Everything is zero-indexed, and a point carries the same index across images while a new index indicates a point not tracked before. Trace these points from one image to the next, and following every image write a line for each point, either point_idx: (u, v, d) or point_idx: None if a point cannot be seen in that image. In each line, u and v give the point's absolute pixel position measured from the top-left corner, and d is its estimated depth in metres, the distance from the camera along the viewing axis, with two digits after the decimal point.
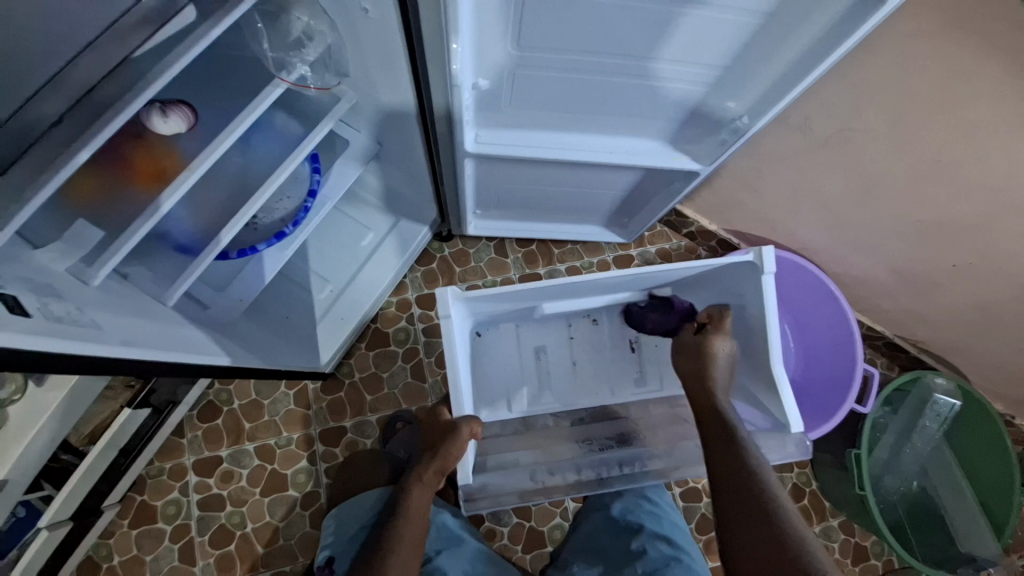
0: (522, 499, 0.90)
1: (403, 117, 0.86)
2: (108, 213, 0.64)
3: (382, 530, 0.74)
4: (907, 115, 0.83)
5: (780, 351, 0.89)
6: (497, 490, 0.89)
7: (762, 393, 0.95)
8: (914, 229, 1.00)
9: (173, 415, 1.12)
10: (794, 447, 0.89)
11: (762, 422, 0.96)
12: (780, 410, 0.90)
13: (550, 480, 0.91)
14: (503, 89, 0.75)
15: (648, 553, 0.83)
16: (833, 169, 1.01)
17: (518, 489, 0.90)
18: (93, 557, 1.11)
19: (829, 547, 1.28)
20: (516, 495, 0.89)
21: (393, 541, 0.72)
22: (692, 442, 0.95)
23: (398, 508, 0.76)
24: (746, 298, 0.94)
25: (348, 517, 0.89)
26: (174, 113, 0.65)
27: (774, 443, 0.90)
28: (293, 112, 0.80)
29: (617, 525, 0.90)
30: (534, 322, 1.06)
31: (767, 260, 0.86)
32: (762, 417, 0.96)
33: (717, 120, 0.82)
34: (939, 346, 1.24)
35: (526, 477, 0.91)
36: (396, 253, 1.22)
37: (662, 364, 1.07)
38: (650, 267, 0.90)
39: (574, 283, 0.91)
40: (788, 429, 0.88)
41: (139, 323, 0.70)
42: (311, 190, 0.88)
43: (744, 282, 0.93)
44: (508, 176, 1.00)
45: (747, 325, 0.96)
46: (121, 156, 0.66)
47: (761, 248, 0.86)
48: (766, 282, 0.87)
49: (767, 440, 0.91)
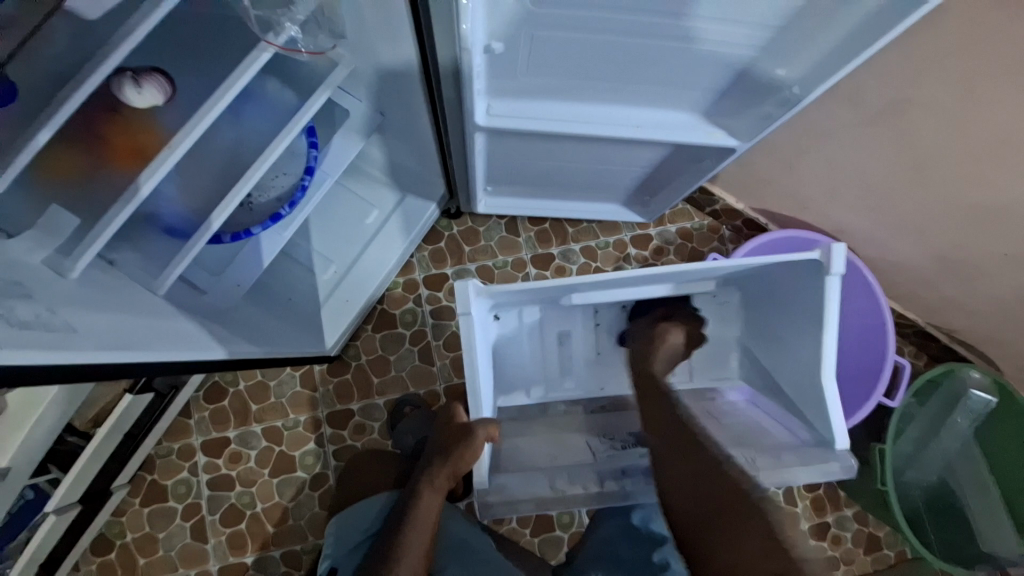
0: (539, 507, 0.82)
1: (407, 85, 0.77)
2: (87, 197, 0.59)
3: (389, 536, 0.72)
4: (974, 88, 0.73)
5: (835, 363, 0.84)
6: (511, 495, 0.82)
7: (802, 395, 0.91)
8: (967, 214, 0.91)
9: (178, 397, 1.11)
10: (840, 467, 0.83)
11: (801, 433, 0.93)
12: (826, 425, 0.86)
13: (570, 489, 0.82)
14: (519, 51, 0.65)
15: (672, 566, 0.82)
16: (883, 147, 0.91)
17: (534, 497, 0.82)
18: (106, 534, 1.13)
19: (841, 536, 1.26)
20: (532, 502, 0.82)
21: (400, 547, 0.70)
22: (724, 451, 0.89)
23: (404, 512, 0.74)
24: (801, 300, 0.89)
25: (351, 521, 0.86)
26: (148, 83, 0.57)
27: (815, 458, 0.85)
28: (286, 80, 0.72)
29: (637, 534, 0.88)
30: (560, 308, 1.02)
31: (836, 260, 0.81)
32: (802, 430, 0.92)
33: (762, 90, 0.72)
34: (975, 337, 1.17)
35: (545, 484, 0.83)
36: (402, 231, 1.16)
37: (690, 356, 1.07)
38: (695, 263, 0.85)
39: (613, 279, 0.85)
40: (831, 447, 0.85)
41: (125, 318, 0.65)
42: (308, 166, 0.81)
43: (805, 287, 0.88)
44: (522, 150, 0.92)
45: (795, 327, 0.92)
46: (97, 133, 0.60)
47: (829, 246, 0.81)
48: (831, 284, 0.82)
49: (807, 454, 0.86)
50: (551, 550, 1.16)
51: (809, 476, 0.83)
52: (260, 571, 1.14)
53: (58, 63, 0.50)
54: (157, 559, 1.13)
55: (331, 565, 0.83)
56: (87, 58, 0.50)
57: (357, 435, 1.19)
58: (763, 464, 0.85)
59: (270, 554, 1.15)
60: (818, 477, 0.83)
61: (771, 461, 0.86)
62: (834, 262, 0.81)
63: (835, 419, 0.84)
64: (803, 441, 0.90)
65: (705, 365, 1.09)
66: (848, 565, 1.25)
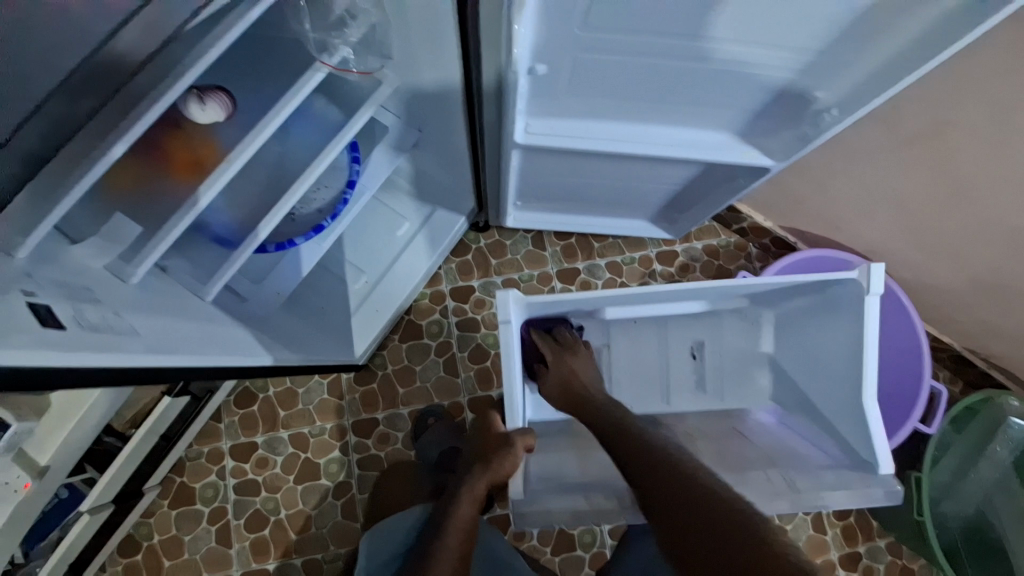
0: (575, 518, 0.82)
1: (448, 103, 0.79)
2: (147, 207, 0.62)
3: (423, 546, 0.71)
4: (1017, 114, 0.72)
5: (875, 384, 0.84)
6: (547, 507, 0.82)
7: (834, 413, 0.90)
8: (1007, 238, 0.89)
9: (211, 401, 1.13)
10: (881, 492, 0.81)
11: (835, 451, 0.92)
12: (865, 446, 0.85)
13: (604, 504, 0.82)
14: (561, 73, 0.67)
15: None
16: (917, 170, 0.91)
17: (571, 508, 0.82)
18: (135, 534, 1.15)
19: (874, 568, 1.21)
20: (568, 514, 0.81)
21: (434, 555, 0.68)
22: (762, 474, 0.88)
23: (440, 522, 0.74)
24: (830, 316, 0.90)
25: (386, 537, 0.86)
26: (212, 100, 0.61)
27: (855, 480, 0.84)
28: (334, 98, 0.75)
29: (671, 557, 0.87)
30: (592, 322, 1.05)
31: (874, 278, 0.81)
32: (837, 449, 0.91)
33: (802, 110, 0.73)
34: (1016, 363, 1.13)
35: (580, 497, 0.84)
36: (430, 244, 1.18)
37: (722, 374, 1.06)
38: (729, 280, 0.86)
39: (645, 293, 0.86)
40: (872, 469, 0.83)
41: (176, 323, 0.68)
42: (349, 180, 0.84)
43: (841, 304, 0.88)
44: (554, 167, 0.93)
45: (818, 336, 0.92)
46: (158, 146, 0.63)
47: (869, 265, 0.81)
48: (870, 304, 0.82)
49: (847, 478, 0.85)
50: (571, 570, 1.15)
51: (851, 501, 0.82)
52: None
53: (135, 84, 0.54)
54: (182, 561, 1.15)
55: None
56: (159, 79, 0.53)
57: (381, 445, 1.20)
58: (802, 483, 0.85)
59: (292, 562, 1.15)
60: (860, 503, 0.82)
61: (810, 481, 0.85)
62: (874, 280, 0.81)
63: (878, 443, 0.82)
64: (841, 461, 0.90)
65: (737, 384, 1.06)
66: None
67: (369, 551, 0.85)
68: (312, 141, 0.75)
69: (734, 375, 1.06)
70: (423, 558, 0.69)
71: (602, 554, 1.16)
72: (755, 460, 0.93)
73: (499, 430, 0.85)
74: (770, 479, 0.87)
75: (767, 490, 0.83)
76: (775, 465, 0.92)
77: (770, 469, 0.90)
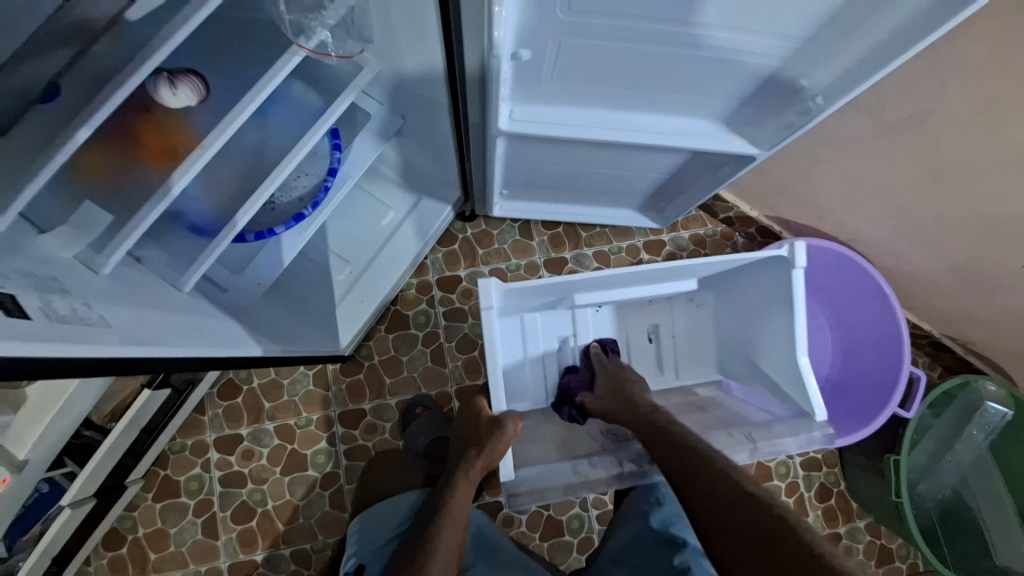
0: (566, 493, 0.83)
1: (430, 87, 0.77)
2: (119, 195, 0.60)
3: (422, 530, 0.73)
4: (997, 103, 0.73)
5: (806, 342, 0.89)
6: (538, 484, 0.84)
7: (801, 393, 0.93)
8: (986, 226, 0.90)
9: (193, 394, 1.12)
10: (821, 435, 0.88)
11: (780, 410, 0.98)
12: (803, 398, 0.91)
13: (592, 473, 0.85)
14: (545, 60, 0.66)
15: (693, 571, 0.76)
16: (899, 159, 0.92)
17: (561, 483, 0.83)
18: (118, 528, 1.14)
19: (853, 547, 1.25)
20: (559, 489, 0.83)
21: (435, 540, 0.70)
22: (723, 433, 0.93)
23: (439, 507, 0.76)
24: (767, 291, 0.95)
25: (374, 524, 0.87)
26: (183, 84, 0.59)
27: (800, 428, 0.90)
28: (313, 83, 0.73)
29: (656, 537, 0.84)
30: (558, 311, 1.06)
31: (799, 255, 0.88)
32: (784, 408, 0.98)
33: (788, 97, 0.73)
34: (991, 349, 1.16)
35: (568, 471, 0.85)
36: (415, 234, 1.16)
37: (679, 356, 1.10)
38: (693, 260, 0.91)
39: (616, 275, 0.90)
40: (811, 417, 0.90)
41: (152, 314, 0.66)
42: (330, 168, 0.83)
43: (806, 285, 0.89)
44: (541, 155, 0.92)
45: None
46: (129, 131, 0.61)
47: (792, 244, 0.88)
48: (795, 278, 0.88)
49: (794, 426, 0.91)
50: (560, 555, 1.16)
51: (797, 446, 0.88)
52: (269, 569, 1.14)
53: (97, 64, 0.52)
54: (168, 554, 1.14)
55: (359, 562, 0.82)
56: (127, 60, 0.51)
57: (368, 435, 1.20)
58: (759, 437, 0.89)
59: (281, 552, 1.15)
60: (804, 446, 0.88)
61: (765, 434, 0.90)
62: (797, 257, 0.87)
63: (812, 394, 0.88)
64: (785, 416, 0.96)
65: (692, 364, 1.10)
66: None
67: (358, 540, 0.85)
68: (293, 128, 0.73)
69: (693, 355, 1.10)
70: (423, 541, 0.70)
71: (590, 539, 1.17)
72: (715, 424, 0.98)
73: (485, 413, 0.84)
74: (730, 436, 0.92)
75: (728, 443, 0.89)
76: (738, 426, 0.96)
77: (731, 429, 0.94)
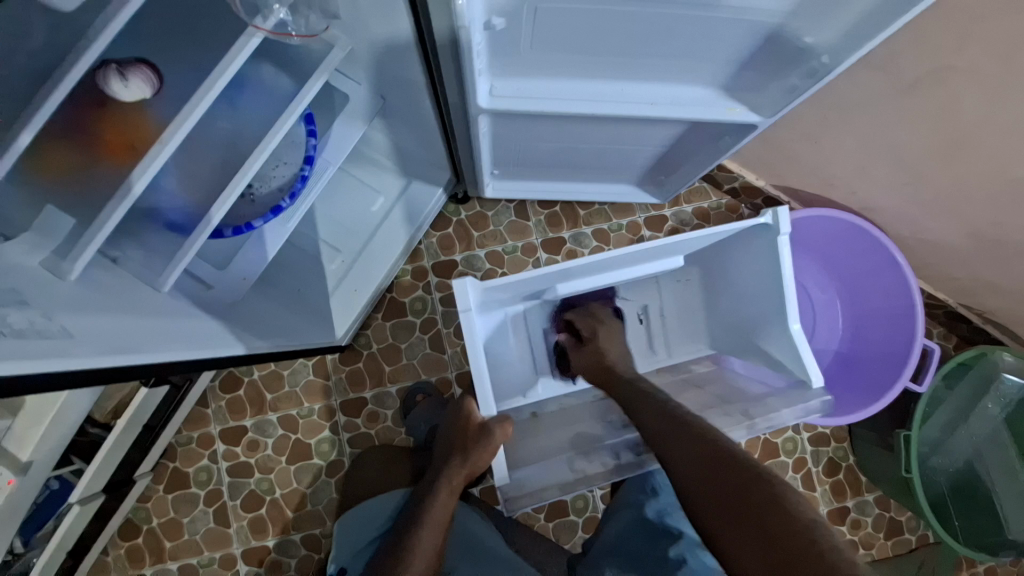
0: (564, 491, 0.85)
1: (403, 60, 0.71)
2: (83, 197, 0.58)
3: (404, 537, 0.76)
4: (1021, 56, 0.66)
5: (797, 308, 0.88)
6: (535, 486, 0.85)
7: (784, 358, 0.92)
8: (1007, 190, 0.84)
9: (193, 388, 1.12)
10: (817, 403, 0.88)
11: (780, 383, 0.97)
12: (796, 364, 0.90)
13: (588, 468, 0.86)
14: (522, 26, 0.60)
15: (689, 562, 0.77)
16: (916, 119, 0.84)
17: (558, 481, 0.85)
18: (134, 519, 1.17)
19: (861, 521, 1.24)
20: (558, 488, 0.84)
21: (416, 548, 0.74)
22: (722, 413, 0.91)
23: (420, 513, 0.79)
24: (759, 271, 0.93)
25: (369, 514, 0.93)
26: (134, 75, 0.56)
27: (795, 398, 0.90)
28: (281, 65, 0.70)
29: (652, 527, 0.85)
30: (543, 301, 1.05)
31: (782, 221, 0.85)
32: (780, 379, 0.97)
33: (792, 57, 0.66)
34: (1010, 317, 1.11)
35: (565, 468, 0.86)
36: (405, 220, 1.13)
37: (669, 334, 1.09)
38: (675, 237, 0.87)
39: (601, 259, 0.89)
40: (808, 386, 0.89)
41: (128, 320, 0.65)
42: (307, 156, 0.79)
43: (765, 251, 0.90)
44: (528, 132, 0.87)
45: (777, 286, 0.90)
46: (87, 128, 0.58)
47: (775, 209, 0.85)
48: (784, 244, 0.86)
49: (790, 397, 0.91)
50: (564, 534, 1.17)
51: (794, 417, 0.88)
52: (281, 554, 1.17)
53: (38, 63, 0.49)
54: (183, 542, 1.17)
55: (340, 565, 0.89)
56: (67, 55, 0.48)
57: (371, 423, 1.20)
58: (755, 413, 0.89)
59: (291, 538, 1.18)
60: (801, 416, 0.88)
61: (761, 408, 0.90)
62: (781, 223, 0.84)
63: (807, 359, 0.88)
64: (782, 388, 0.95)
65: (685, 339, 1.10)
66: (867, 549, 1.23)
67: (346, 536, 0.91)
68: (265, 116, 0.69)
69: (683, 335, 1.10)
70: (401, 548, 0.74)
71: (595, 518, 1.18)
72: (711, 403, 0.96)
73: (477, 417, 0.83)
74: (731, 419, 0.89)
75: (727, 424, 0.88)
76: (731, 402, 0.95)
77: (726, 407, 0.93)
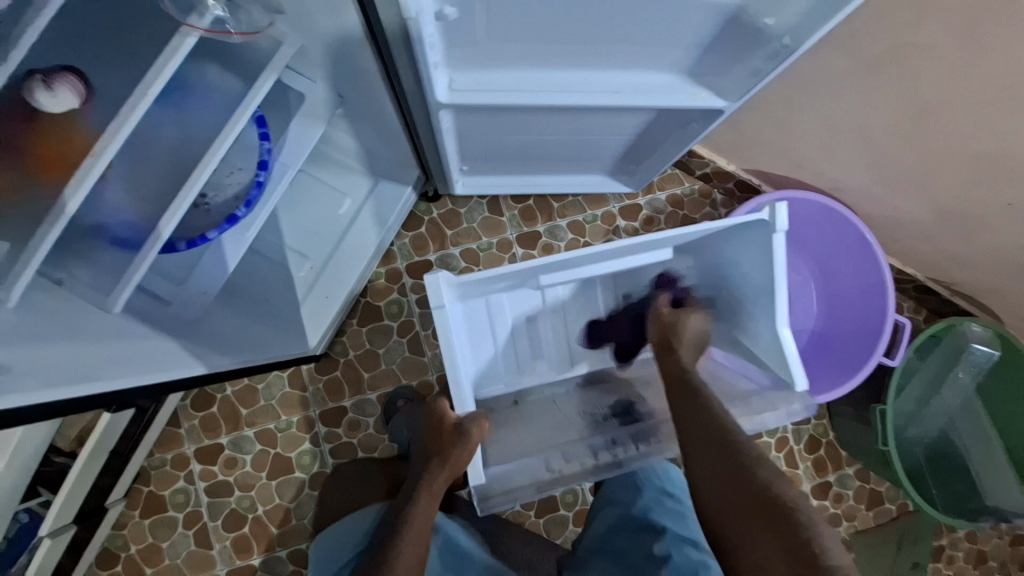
0: (539, 489, 0.91)
1: (355, 56, 0.68)
2: (15, 218, 0.54)
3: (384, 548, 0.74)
4: (980, 28, 0.66)
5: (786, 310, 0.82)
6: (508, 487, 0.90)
7: (767, 359, 0.89)
8: (969, 164, 0.86)
9: (162, 409, 1.08)
10: (799, 405, 0.95)
11: (760, 377, 0.97)
12: (781, 368, 0.86)
13: (566, 468, 0.89)
14: (476, 16, 0.57)
15: (674, 557, 0.77)
16: (881, 96, 0.84)
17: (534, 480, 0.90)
18: (110, 547, 1.12)
19: (843, 494, 1.27)
20: (533, 486, 0.90)
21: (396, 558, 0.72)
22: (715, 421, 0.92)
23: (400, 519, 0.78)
24: (741, 260, 0.89)
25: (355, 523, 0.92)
26: (60, 85, 0.52)
27: (779, 403, 0.94)
28: (228, 65, 0.66)
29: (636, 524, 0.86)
30: (526, 289, 0.99)
31: (780, 217, 0.78)
32: (763, 376, 0.96)
33: (754, 40, 0.65)
34: (974, 288, 1.14)
35: (541, 466, 0.89)
36: (376, 221, 1.09)
37: None
38: (663, 232, 0.82)
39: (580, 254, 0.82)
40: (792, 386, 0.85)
41: (68, 349, 0.61)
42: (261, 161, 0.75)
43: (751, 243, 0.85)
44: (494, 126, 0.85)
45: (758, 281, 0.85)
46: (15, 145, 0.54)
47: (773, 205, 0.79)
48: (777, 242, 0.79)
49: (773, 400, 0.95)
50: (556, 529, 1.17)
51: (776, 419, 0.95)
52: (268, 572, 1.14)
53: None
54: (163, 568, 1.13)
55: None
56: None
57: (352, 432, 1.17)
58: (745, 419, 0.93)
59: (277, 554, 1.15)
60: (782, 417, 0.95)
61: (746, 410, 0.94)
62: (779, 219, 0.78)
63: (794, 365, 0.84)
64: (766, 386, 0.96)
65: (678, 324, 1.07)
66: (851, 521, 1.27)
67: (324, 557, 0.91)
68: (214, 121, 0.65)
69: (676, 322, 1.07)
70: (384, 559, 0.72)
71: (585, 511, 1.18)
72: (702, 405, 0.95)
73: (450, 418, 0.82)
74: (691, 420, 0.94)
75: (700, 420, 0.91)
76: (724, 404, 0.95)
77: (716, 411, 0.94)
